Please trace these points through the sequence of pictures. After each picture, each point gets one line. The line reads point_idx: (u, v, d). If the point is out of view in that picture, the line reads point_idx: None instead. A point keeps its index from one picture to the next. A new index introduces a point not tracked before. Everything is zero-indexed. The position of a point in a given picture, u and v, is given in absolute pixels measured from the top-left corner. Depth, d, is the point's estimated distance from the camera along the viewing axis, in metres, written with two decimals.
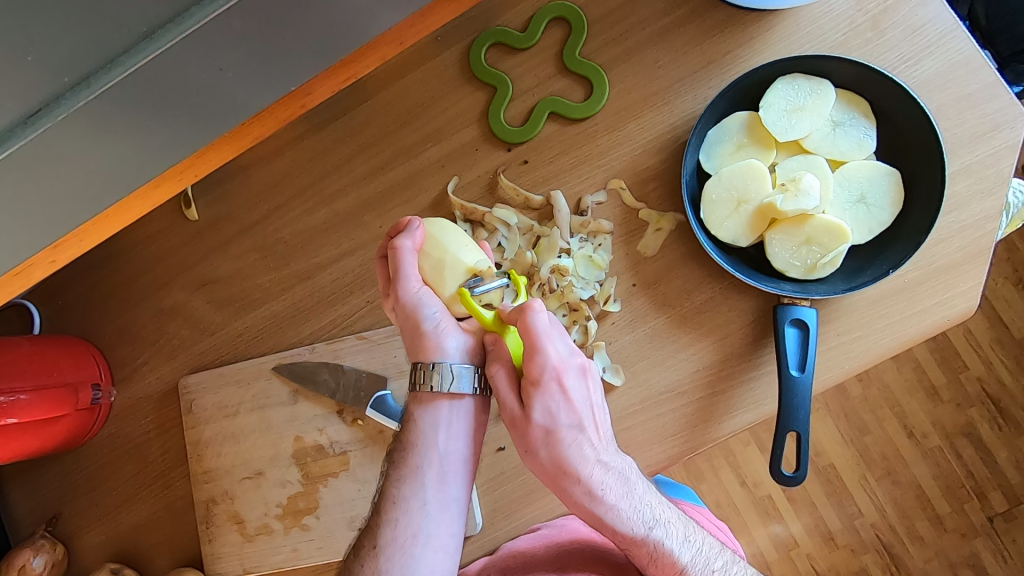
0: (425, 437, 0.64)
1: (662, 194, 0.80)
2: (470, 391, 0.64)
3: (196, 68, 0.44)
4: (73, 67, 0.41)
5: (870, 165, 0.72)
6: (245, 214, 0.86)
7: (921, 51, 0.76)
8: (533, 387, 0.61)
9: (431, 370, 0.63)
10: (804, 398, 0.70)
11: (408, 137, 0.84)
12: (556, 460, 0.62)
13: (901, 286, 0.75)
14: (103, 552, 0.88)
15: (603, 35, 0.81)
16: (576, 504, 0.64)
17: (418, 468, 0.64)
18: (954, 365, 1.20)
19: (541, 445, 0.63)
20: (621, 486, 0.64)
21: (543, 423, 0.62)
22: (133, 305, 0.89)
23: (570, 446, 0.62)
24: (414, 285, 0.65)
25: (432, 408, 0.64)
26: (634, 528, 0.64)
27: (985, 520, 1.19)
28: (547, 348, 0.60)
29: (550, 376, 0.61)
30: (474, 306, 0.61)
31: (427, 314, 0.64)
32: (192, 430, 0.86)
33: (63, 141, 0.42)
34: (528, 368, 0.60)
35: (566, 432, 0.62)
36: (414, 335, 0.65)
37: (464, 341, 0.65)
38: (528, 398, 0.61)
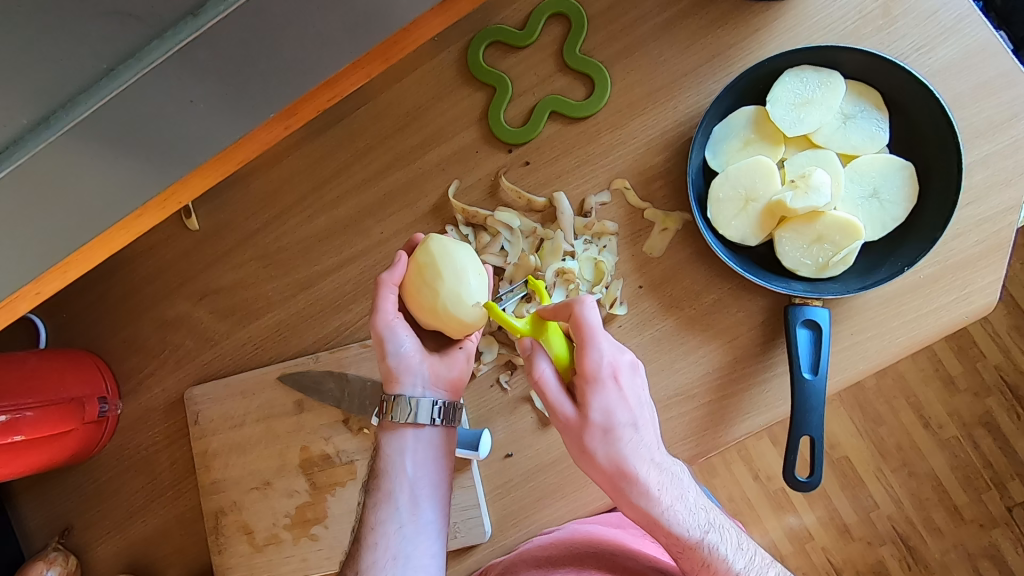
0: (394, 464, 0.67)
1: (668, 192, 0.78)
2: (432, 422, 0.66)
3: (165, 101, 0.43)
4: (34, 107, 0.41)
5: (883, 158, 0.70)
6: (244, 223, 0.85)
7: (935, 38, 0.73)
8: (589, 380, 0.58)
9: (395, 403, 0.66)
10: (817, 401, 0.68)
11: (407, 140, 0.82)
12: (614, 460, 0.59)
13: (918, 283, 0.72)
14: (115, 564, 0.88)
15: (604, 30, 0.79)
16: (632, 504, 0.61)
17: (390, 493, 0.66)
18: (970, 354, 1.18)
19: (599, 446, 0.59)
20: (673, 489, 0.61)
21: (603, 422, 0.58)
22: (136, 317, 0.88)
23: (628, 446, 0.59)
24: (390, 315, 0.66)
25: (398, 434, 0.67)
26: (690, 531, 0.62)
27: (1005, 511, 1.17)
28: (599, 343, 0.58)
29: (607, 372, 0.58)
30: (506, 319, 0.59)
31: (394, 347, 0.66)
32: (199, 441, 0.86)
33: (30, 180, 0.41)
34: (582, 364, 0.58)
35: (625, 432, 0.58)
36: (382, 363, 0.67)
37: (427, 376, 0.68)
38: (583, 397, 0.58)
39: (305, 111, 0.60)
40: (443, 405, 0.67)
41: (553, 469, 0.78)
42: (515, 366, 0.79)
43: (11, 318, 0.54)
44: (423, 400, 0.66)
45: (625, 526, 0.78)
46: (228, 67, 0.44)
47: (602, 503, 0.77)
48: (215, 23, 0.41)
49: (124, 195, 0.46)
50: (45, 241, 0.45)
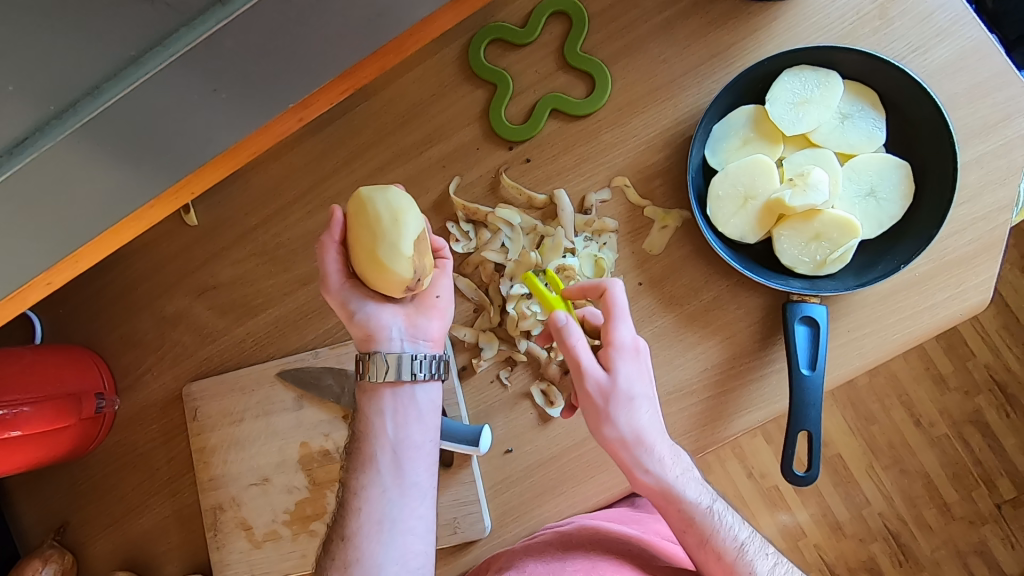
0: (375, 427, 0.66)
1: (667, 190, 0.79)
2: (414, 377, 0.66)
3: (188, 90, 0.43)
4: (59, 93, 0.40)
5: (880, 157, 0.71)
6: (244, 218, 0.85)
7: (930, 39, 0.74)
8: (615, 350, 0.63)
9: (373, 362, 0.65)
10: (815, 397, 0.69)
11: (408, 137, 0.83)
12: (634, 430, 0.63)
13: (913, 280, 0.73)
14: (111, 561, 0.88)
15: (604, 29, 0.79)
16: (645, 475, 0.64)
17: (371, 456, 0.66)
18: (961, 352, 1.20)
19: (620, 415, 0.63)
20: (682, 460, 0.66)
21: (626, 391, 0.62)
22: (134, 313, 0.88)
23: (645, 417, 0.63)
24: (342, 276, 0.65)
25: (378, 396, 0.66)
26: (699, 500, 0.65)
27: (994, 507, 1.19)
28: (625, 319, 0.63)
29: (632, 344, 0.63)
30: (540, 288, 0.66)
31: (356, 309, 0.65)
32: (197, 437, 0.85)
33: (52, 168, 0.41)
34: (611, 334, 0.62)
35: (644, 403, 0.63)
36: (350, 329, 0.66)
37: (404, 329, 0.66)
38: (609, 364, 0.63)
39: (310, 108, 0.61)
40: (425, 358, 0.66)
41: (552, 465, 0.78)
42: (515, 362, 0.80)
43: (17, 311, 0.54)
44: (401, 354, 0.65)
45: (629, 519, 0.77)
46: (246, 62, 0.44)
47: (601, 499, 0.78)
48: (242, 13, 0.41)
49: (141, 182, 0.47)
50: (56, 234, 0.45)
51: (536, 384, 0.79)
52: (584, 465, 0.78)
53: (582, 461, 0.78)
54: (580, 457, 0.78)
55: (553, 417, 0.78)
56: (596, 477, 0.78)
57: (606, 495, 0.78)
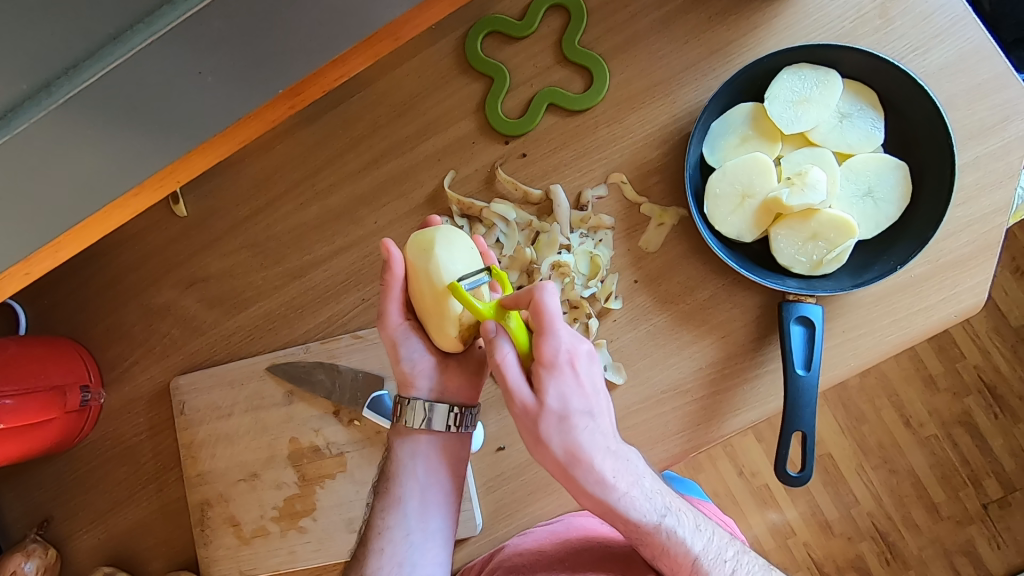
0: (405, 469, 0.67)
1: (664, 187, 0.78)
2: (447, 429, 0.67)
3: (172, 71, 0.42)
4: (31, 72, 0.39)
5: (878, 157, 0.70)
6: (236, 209, 0.84)
7: (930, 39, 0.74)
8: (546, 368, 0.57)
9: (409, 408, 0.66)
10: (810, 397, 0.68)
11: (402, 129, 0.82)
12: (569, 449, 0.58)
13: (908, 281, 0.73)
14: (96, 556, 0.86)
15: (602, 24, 0.79)
16: (587, 496, 0.60)
17: (399, 499, 0.66)
18: (951, 354, 1.20)
19: (553, 436, 0.58)
20: (629, 477, 0.60)
21: (558, 410, 0.57)
22: (123, 304, 0.87)
23: (584, 434, 0.58)
24: (397, 320, 0.66)
25: (412, 441, 0.67)
26: (647, 517, 0.61)
27: (980, 507, 1.19)
28: (557, 332, 0.57)
29: (564, 359, 0.57)
30: (467, 300, 0.58)
31: (407, 353, 0.66)
32: (184, 432, 0.84)
33: (28, 151, 0.40)
34: (540, 350, 0.57)
35: (580, 420, 0.58)
36: (396, 369, 0.68)
37: (441, 381, 0.68)
38: (540, 384, 0.58)
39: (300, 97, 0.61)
40: (458, 413, 0.67)
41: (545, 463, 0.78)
42: None
43: None
44: (439, 406, 0.66)
45: None
46: (235, 41, 0.43)
47: None
48: None
49: (125, 168, 0.45)
50: (38, 219, 0.44)
51: None
52: None
53: None
54: None
55: None
56: None
57: None
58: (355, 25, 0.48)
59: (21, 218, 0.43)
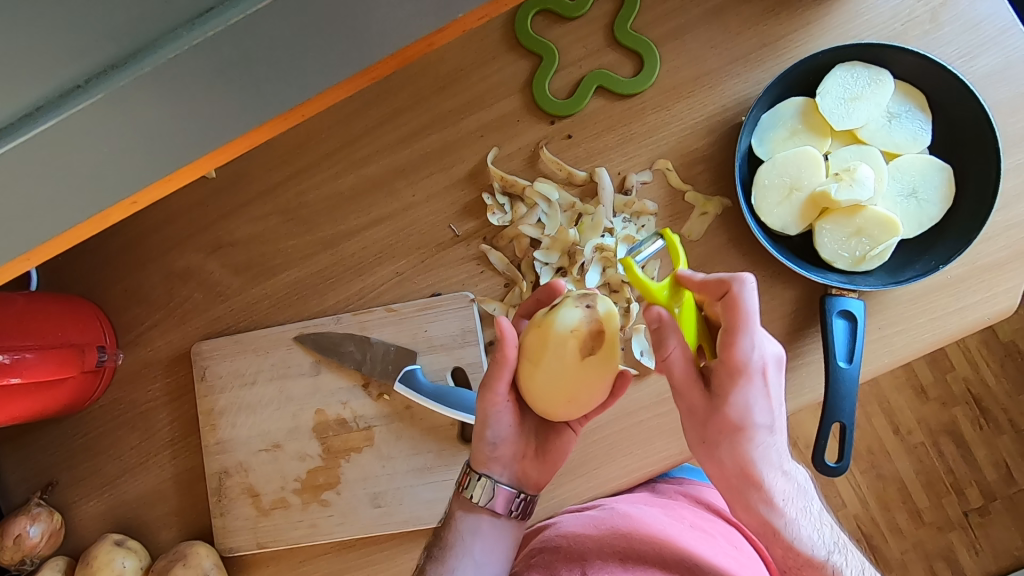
0: (463, 542, 0.65)
1: (709, 177, 0.78)
2: (510, 513, 0.66)
3: (316, 23, 0.37)
4: (169, 10, 0.34)
5: (924, 158, 0.71)
6: (269, 174, 0.83)
7: (977, 47, 0.75)
8: (729, 370, 0.56)
9: (477, 484, 0.65)
10: (850, 389, 0.69)
11: (446, 103, 0.81)
12: (742, 461, 0.58)
13: (946, 282, 0.74)
14: (102, 524, 0.83)
15: (654, 10, 0.79)
16: (749, 510, 0.60)
17: (451, 569, 0.64)
18: (942, 365, 1.23)
19: (726, 442, 0.58)
20: (801, 499, 0.60)
21: (733, 415, 0.57)
22: (144, 265, 0.84)
23: (759, 447, 0.58)
24: (500, 394, 0.62)
25: (474, 518, 0.66)
26: (815, 547, 0.59)
27: (962, 515, 1.22)
28: (751, 334, 0.55)
29: (754, 368, 0.55)
30: (642, 279, 0.58)
31: (491, 435, 0.64)
32: (204, 398, 0.82)
33: (151, 96, 0.36)
34: (727, 353, 0.55)
35: (760, 433, 0.58)
36: (476, 445, 0.66)
37: (515, 468, 0.67)
38: (719, 384, 0.57)
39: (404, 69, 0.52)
40: (522, 499, 0.66)
41: (574, 445, 0.77)
42: None
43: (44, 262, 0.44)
44: (506, 490, 0.65)
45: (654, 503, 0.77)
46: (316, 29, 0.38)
47: (622, 482, 0.77)
48: None
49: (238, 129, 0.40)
50: (131, 173, 0.38)
51: None
52: (609, 446, 0.77)
53: (607, 442, 0.77)
54: (604, 438, 0.77)
55: None
56: (619, 459, 0.77)
57: (629, 478, 0.77)
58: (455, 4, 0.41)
59: (53, 208, 0.37)
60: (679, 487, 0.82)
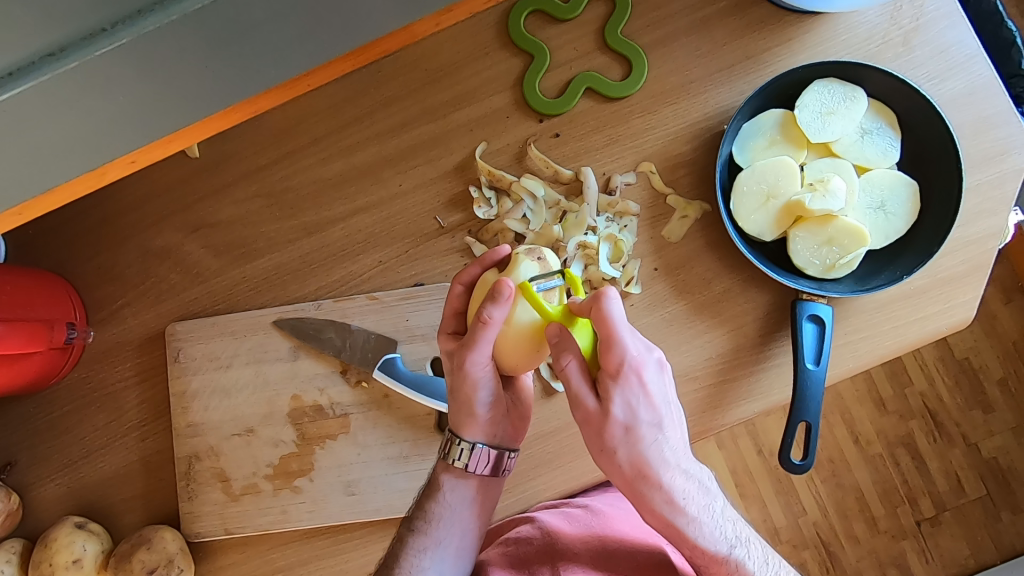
0: (450, 511, 0.71)
1: (691, 181, 0.80)
2: (496, 471, 0.71)
3: None
4: None
5: (893, 174, 0.75)
6: (255, 156, 0.82)
7: (946, 71, 0.79)
8: (616, 376, 0.56)
9: (464, 449, 0.70)
10: (816, 391, 0.71)
11: (437, 96, 0.82)
12: (636, 462, 0.58)
13: (908, 293, 0.77)
14: (62, 506, 0.81)
15: (644, 17, 0.81)
16: (654, 513, 0.61)
17: (438, 538, 0.70)
18: (901, 380, 1.29)
19: (619, 447, 0.58)
20: (702, 499, 0.62)
21: (620, 419, 0.57)
22: (120, 242, 0.83)
23: (651, 448, 0.58)
24: (481, 361, 0.64)
25: (462, 487, 0.71)
26: (718, 546, 0.63)
27: (914, 524, 1.27)
28: (625, 335, 0.56)
29: (631, 368, 0.56)
30: (538, 302, 0.58)
31: (482, 398, 0.67)
32: (177, 380, 0.81)
33: (162, 45, 0.35)
34: (605, 357, 0.56)
35: (647, 432, 0.58)
36: (462, 408, 0.68)
37: (500, 430, 0.71)
38: (606, 392, 0.57)
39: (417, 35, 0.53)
40: (511, 457, 0.71)
41: (551, 438, 0.78)
42: None
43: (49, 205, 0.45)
44: (492, 451, 0.70)
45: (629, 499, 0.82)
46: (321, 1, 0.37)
47: (596, 476, 0.77)
48: None
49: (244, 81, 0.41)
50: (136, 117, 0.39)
51: None
52: (584, 441, 0.78)
53: (583, 437, 0.78)
54: (580, 433, 0.78)
55: (558, 394, 0.78)
56: None
57: (601, 474, 0.78)
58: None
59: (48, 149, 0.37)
60: None
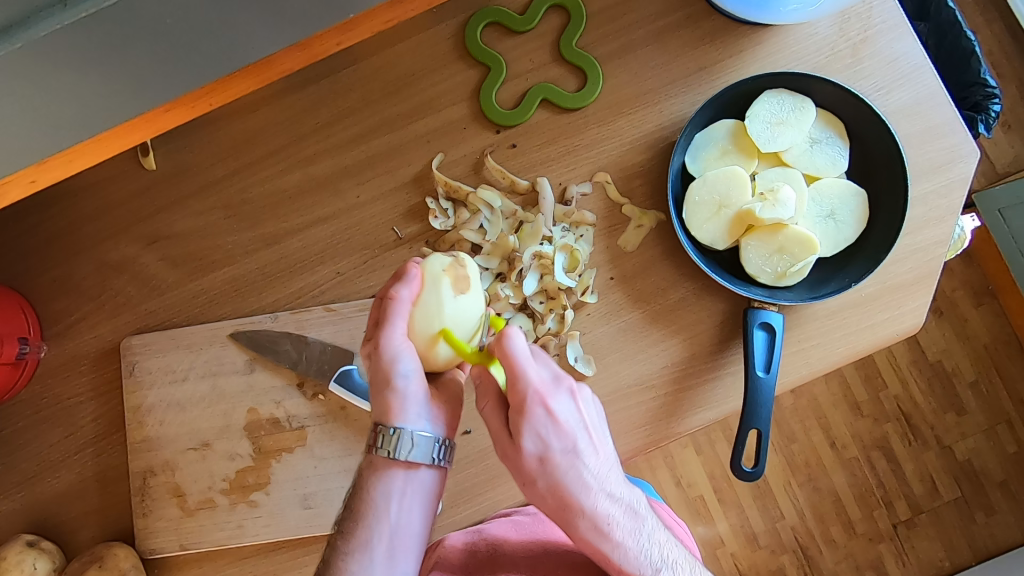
0: (376, 509, 0.57)
1: (646, 191, 0.81)
2: (431, 462, 0.58)
3: None
4: None
5: (842, 183, 0.76)
6: (212, 168, 0.82)
7: (893, 82, 0.81)
8: (522, 407, 0.56)
9: (390, 435, 0.57)
10: (767, 398, 0.72)
11: (394, 107, 0.82)
12: (555, 492, 0.58)
13: (858, 300, 0.78)
14: (16, 524, 0.80)
15: (599, 29, 0.82)
16: (582, 540, 0.60)
17: (365, 543, 0.57)
18: (876, 383, 1.30)
19: (539, 478, 0.58)
20: (629, 523, 0.61)
21: (537, 450, 0.57)
22: (75, 255, 0.82)
23: (570, 476, 0.58)
24: (398, 336, 0.58)
25: (388, 476, 0.58)
26: (643, 569, 0.61)
27: (890, 527, 1.28)
28: (528, 368, 0.56)
29: (536, 400, 0.56)
30: (452, 341, 0.59)
31: (401, 371, 0.57)
32: (132, 395, 0.80)
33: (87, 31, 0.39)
34: (511, 394, 0.56)
35: (563, 462, 0.57)
36: (379, 394, 0.58)
37: (429, 413, 0.59)
38: (516, 425, 0.57)
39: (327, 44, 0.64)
40: (443, 445, 0.59)
41: None
42: None
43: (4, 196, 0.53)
44: (422, 437, 0.57)
45: None
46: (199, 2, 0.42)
47: None
48: None
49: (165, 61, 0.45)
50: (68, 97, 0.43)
51: None
52: None
53: None
54: None
55: None
56: None
57: None
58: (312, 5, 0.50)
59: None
60: None
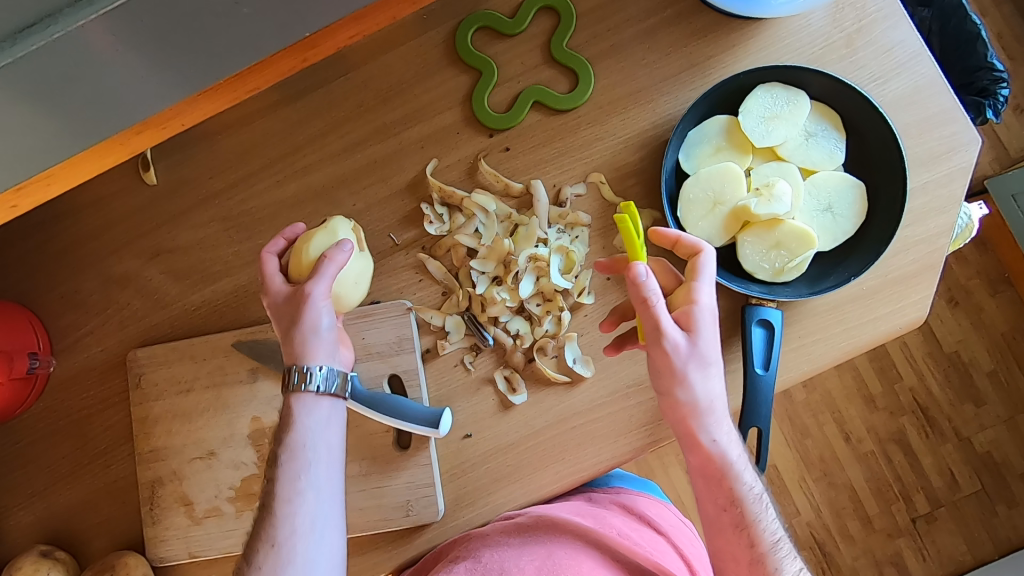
0: (298, 438, 0.62)
1: (641, 190, 0.81)
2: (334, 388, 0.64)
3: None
4: None
5: (838, 175, 0.75)
6: (210, 181, 0.83)
7: (890, 71, 0.79)
8: (696, 311, 0.63)
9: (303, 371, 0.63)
10: (767, 396, 0.72)
11: (387, 115, 0.83)
12: (699, 399, 0.63)
13: (860, 294, 0.77)
14: (32, 534, 0.82)
15: (589, 29, 0.82)
16: (704, 449, 0.64)
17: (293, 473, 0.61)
18: (890, 375, 1.28)
19: (690, 381, 0.62)
20: (739, 441, 0.66)
21: (700, 355, 0.62)
22: (81, 270, 0.84)
23: (712, 387, 0.63)
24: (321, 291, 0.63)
25: (301, 404, 0.63)
26: (751, 488, 0.64)
27: (910, 521, 1.26)
28: (710, 285, 0.64)
29: (708, 309, 0.63)
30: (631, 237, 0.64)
31: (319, 325, 0.64)
32: (139, 406, 0.82)
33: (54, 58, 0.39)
34: (690, 295, 0.63)
35: (713, 372, 0.63)
36: (298, 337, 0.63)
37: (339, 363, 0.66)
38: (687, 326, 0.62)
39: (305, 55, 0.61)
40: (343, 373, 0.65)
41: (510, 451, 0.78)
42: (481, 349, 0.80)
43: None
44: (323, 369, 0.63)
45: (585, 512, 0.80)
46: (168, 29, 0.42)
47: (556, 488, 0.77)
48: None
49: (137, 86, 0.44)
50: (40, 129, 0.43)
51: (499, 370, 0.79)
52: (541, 453, 0.78)
53: (541, 449, 0.78)
54: (538, 444, 0.78)
55: (515, 407, 0.79)
56: (552, 465, 0.78)
57: (560, 485, 0.78)
58: (289, 18, 0.46)
59: None
60: (615, 495, 0.85)
